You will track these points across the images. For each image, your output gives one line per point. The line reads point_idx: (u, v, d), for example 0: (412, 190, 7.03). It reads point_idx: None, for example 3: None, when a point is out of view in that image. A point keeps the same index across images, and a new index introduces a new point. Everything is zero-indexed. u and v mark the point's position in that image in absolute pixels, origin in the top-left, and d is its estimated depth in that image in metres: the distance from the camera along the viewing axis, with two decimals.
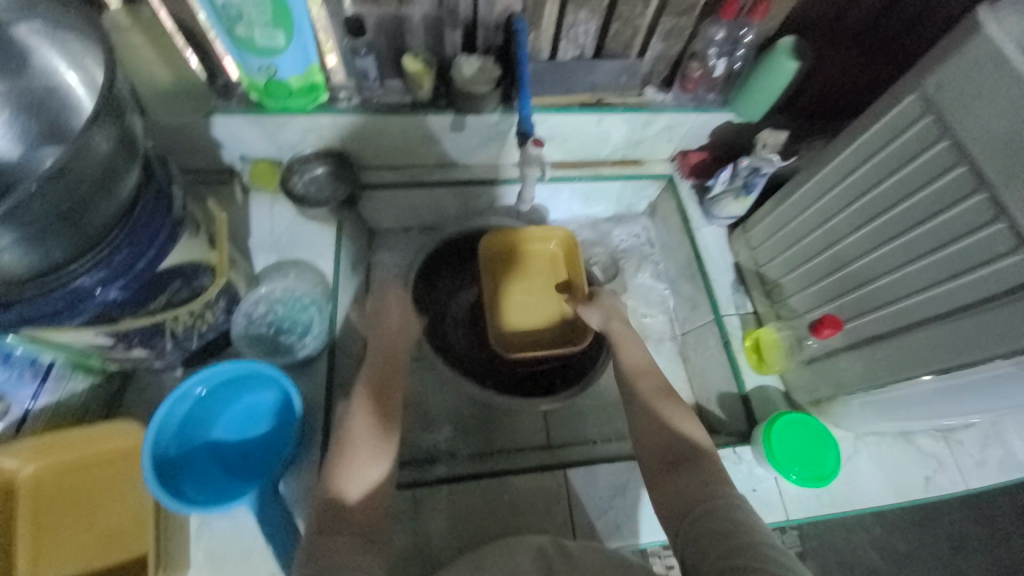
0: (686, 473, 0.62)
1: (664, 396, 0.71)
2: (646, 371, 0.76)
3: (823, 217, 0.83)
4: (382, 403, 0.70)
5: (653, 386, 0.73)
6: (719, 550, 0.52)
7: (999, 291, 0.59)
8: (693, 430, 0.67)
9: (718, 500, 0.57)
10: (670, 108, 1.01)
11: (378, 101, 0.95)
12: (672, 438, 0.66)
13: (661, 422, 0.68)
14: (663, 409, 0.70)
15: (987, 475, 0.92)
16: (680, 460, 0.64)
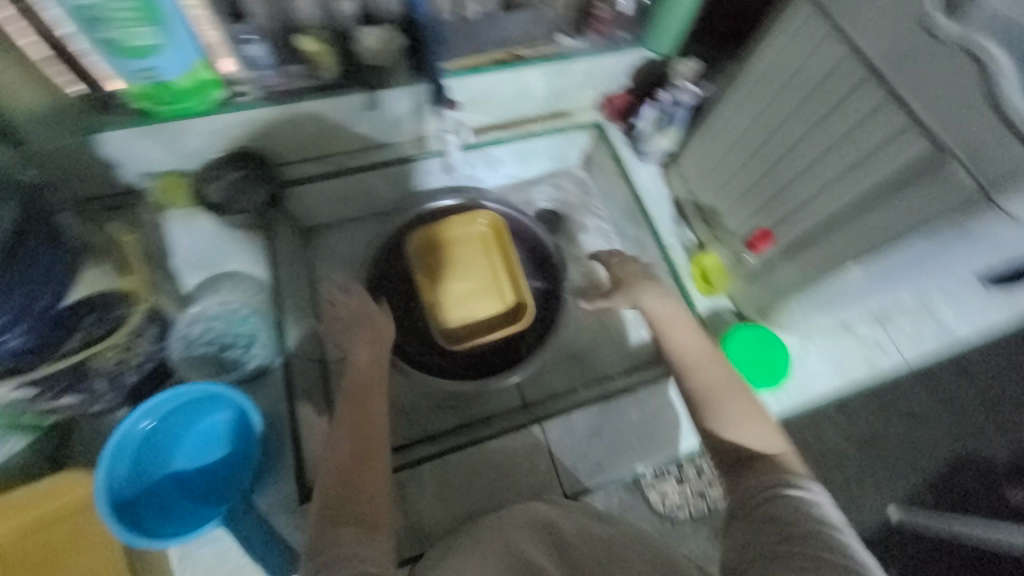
0: (746, 467, 0.57)
1: (727, 393, 0.64)
2: (703, 358, 0.68)
3: (742, 138, 0.86)
4: (364, 408, 0.68)
5: (708, 378, 0.66)
6: (773, 539, 0.48)
7: (901, 174, 0.62)
8: (763, 430, 0.60)
9: (782, 490, 0.52)
10: (586, 52, 1.00)
11: (283, 90, 0.88)
12: (733, 435, 0.61)
13: (719, 423, 0.62)
14: (721, 406, 0.63)
15: (922, 347, 1.01)
16: (743, 458, 0.58)
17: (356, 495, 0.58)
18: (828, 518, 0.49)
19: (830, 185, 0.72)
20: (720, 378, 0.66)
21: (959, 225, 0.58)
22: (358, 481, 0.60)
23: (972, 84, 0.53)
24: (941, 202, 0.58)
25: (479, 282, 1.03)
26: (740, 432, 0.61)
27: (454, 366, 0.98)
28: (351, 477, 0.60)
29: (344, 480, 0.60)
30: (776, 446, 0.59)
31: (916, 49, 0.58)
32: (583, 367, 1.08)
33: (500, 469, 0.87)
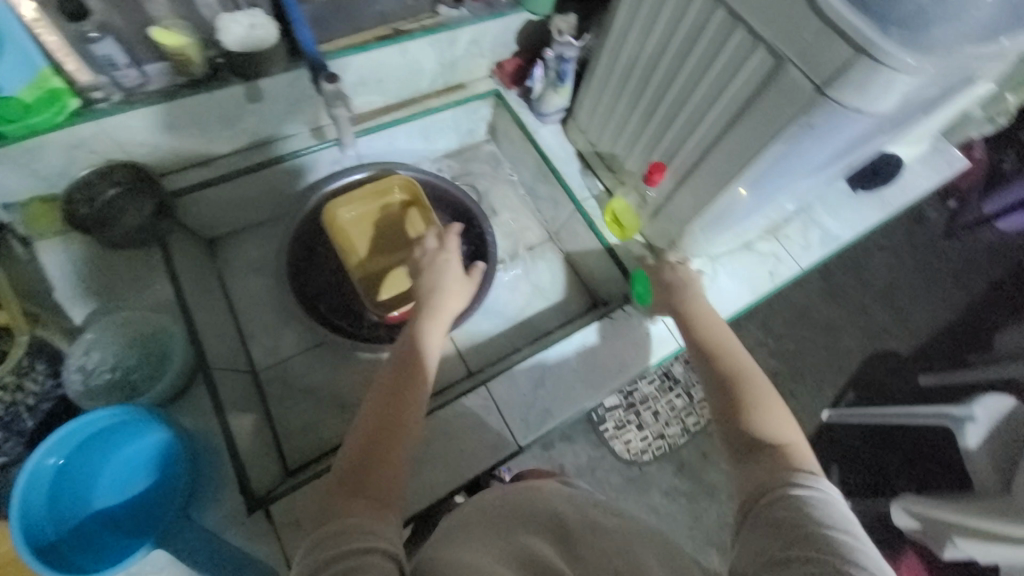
0: (766, 454, 0.60)
1: (761, 394, 0.67)
2: (731, 347, 0.73)
3: (625, 80, 0.91)
4: (417, 383, 0.69)
5: (738, 367, 0.70)
6: (792, 539, 0.48)
7: (757, 85, 0.68)
8: (785, 425, 0.64)
9: (794, 486, 0.54)
10: (468, 20, 1.00)
11: (145, 91, 0.82)
12: (761, 424, 0.64)
13: (750, 417, 0.64)
14: (755, 399, 0.66)
15: (814, 252, 1.12)
16: (762, 448, 0.61)
17: (370, 473, 0.58)
18: (836, 515, 0.50)
19: (704, 109, 0.77)
20: (748, 372, 0.69)
21: (806, 121, 0.64)
22: (377, 459, 0.60)
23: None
24: (790, 105, 0.64)
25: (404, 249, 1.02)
26: (766, 424, 0.64)
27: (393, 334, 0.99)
28: (374, 453, 0.60)
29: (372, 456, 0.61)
30: (793, 439, 0.62)
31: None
32: (522, 327, 1.12)
33: (451, 437, 0.87)
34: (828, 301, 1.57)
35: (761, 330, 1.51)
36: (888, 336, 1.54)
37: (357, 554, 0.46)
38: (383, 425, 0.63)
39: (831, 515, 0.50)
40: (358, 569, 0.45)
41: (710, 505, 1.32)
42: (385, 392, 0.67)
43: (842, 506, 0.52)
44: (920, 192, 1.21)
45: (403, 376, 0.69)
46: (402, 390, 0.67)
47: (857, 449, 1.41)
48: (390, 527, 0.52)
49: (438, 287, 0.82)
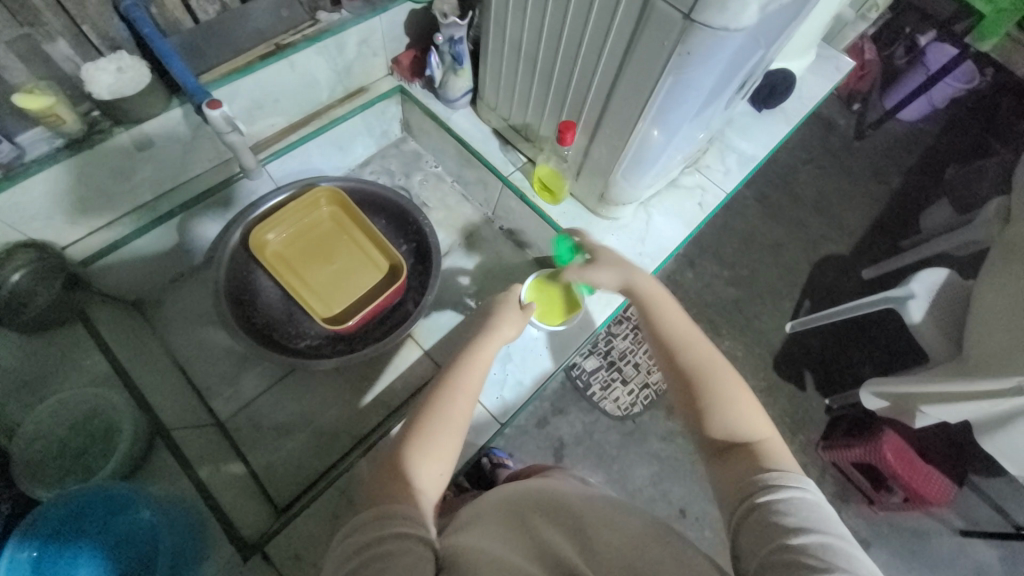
0: (737, 455, 0.59)
1: (729, 387, 0.66)
2: (691, 338, 0.72)
3: (517, 47, 0.92)
4: (470, 389, 0.72)
5: (702, 361, 0.69)
6: (775, 544, 0.47)
7: (632, 25, 0.70)
8: (755, 418, 0.63)
9: (771, 489, 0.52)
10: (351, 20, 0.98)
11: (25, 161, 0.77)
12: (729, 422, 0.63)
13: (716, 416, 0.64)
14: (717, 396, 0.65)
15: (735, 176, 1.17)
16: (733, 447, 0.61)
17: (413, 466, 0.62)
18: (821, 517, 0.48)
19: (593, 60, 0.80)
20: (712, 366, 0.69)
21: (685, 49, 0.67)
22: (420, 455, 0.64)
23: None
24: (667, 37, 0.67)
25: (347, 260, 1.02)
26: (734, 421, 0.63)
27: (353, 345, 0.98)
28: (410, 462, 0.62)
29: (410, 449, 0.64)
30: (763, 433, 0.62)
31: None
32: None
33: None
34: (766, 222, 1.65)
35: (715, 263, 1.58)
36: (828, 241, 1.64)
37: (377, 543, 0.49)
38: (439, 418, 0.67)
39: (814, 516, 0.48)
40: (393, 552, 0.48)
41: None
42: (450, 389, 0.71)
43: (827, 506, 0.50)
44: (816, 99, 1.29)
45: (461, 377, 0.73)
46: (456, 394, 0.71)
47: (823, 352, 1.50)
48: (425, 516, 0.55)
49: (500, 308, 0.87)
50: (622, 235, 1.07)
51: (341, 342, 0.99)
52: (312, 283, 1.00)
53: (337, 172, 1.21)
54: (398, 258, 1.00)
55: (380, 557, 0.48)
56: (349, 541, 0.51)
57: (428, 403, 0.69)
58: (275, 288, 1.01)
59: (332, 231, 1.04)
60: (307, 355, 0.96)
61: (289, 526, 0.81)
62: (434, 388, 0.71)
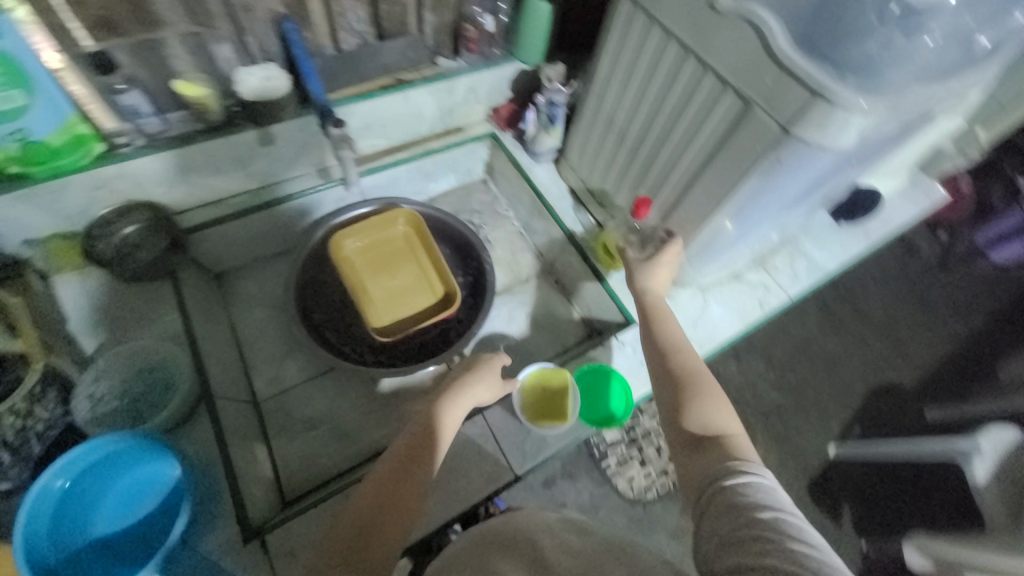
0: (708, 445, 0.61)
1: (704, 381, 0.70)
2: (681, 345, 0.77)
3: (610, 120, 0.98)
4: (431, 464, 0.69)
5: (687, 363, 0.73)
6: (738, 523, 0.50)
7: (728, 127, 0.74)
8: (726, 416, 0.66)
9: (736, 474, 0.55)
10: (465, 70, 1.09)
11: (168, 136, 0.89)
12: (701, 413, 0.66)
13: (691, 409, 0.67)
14: (696, 392, 0.69)
15: (802, 282, 1.15)
16: (704, 438, 0.63)
17: (378, 542, 0.61)
18: (778, 499, 0.51)
19: (682, 147, 0.83)
20: (694, 368, 0.73)
21: (776, 157, 0.69)
22: (376, 533, 0.62)
23: (752, 46, 0.65)
24: (761, 143, 0.69)
25: (409, 279, 1.07)
26: (708, 415, 0.66)
27: (394, 358, 1.02)
28: (368, 534, 0.62)
29: (391, 491, 0.66)
30: (733, 428, 0.64)
31: (702, 20, 0.70)
32: (520, 357, 1.14)
33: (453, 468, 0.90)
34: (827, 333, 1.58)
35: (763, 366, 1.51)
36: (889, 369, 1.54)
37: None
38: (398, 496, 0.65)
39: (773, 496, 0.51)
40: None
41: None
42: (406, 462, 0.68)
43: (783, 490, 0.53)
44: (900, 222, 1.26)
45: (420, 454, 0.69)
46: (419, 463, 0.68)
47: (865, 487, 1.38)
48: None
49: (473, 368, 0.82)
50: (676, 315, 1.07)
51: (382, 353, 1.03)
52: (372, 293, 1.06)
53: (418, 197, 1.29)
54: (454, 285, 1.03)
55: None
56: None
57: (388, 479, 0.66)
58: (337, 291, 1.07)
59: (402, 253, 1.10)
60: (349, 358, 1.00)
61: (291, 522, 0.76)
62: (390, 458, 0.69)
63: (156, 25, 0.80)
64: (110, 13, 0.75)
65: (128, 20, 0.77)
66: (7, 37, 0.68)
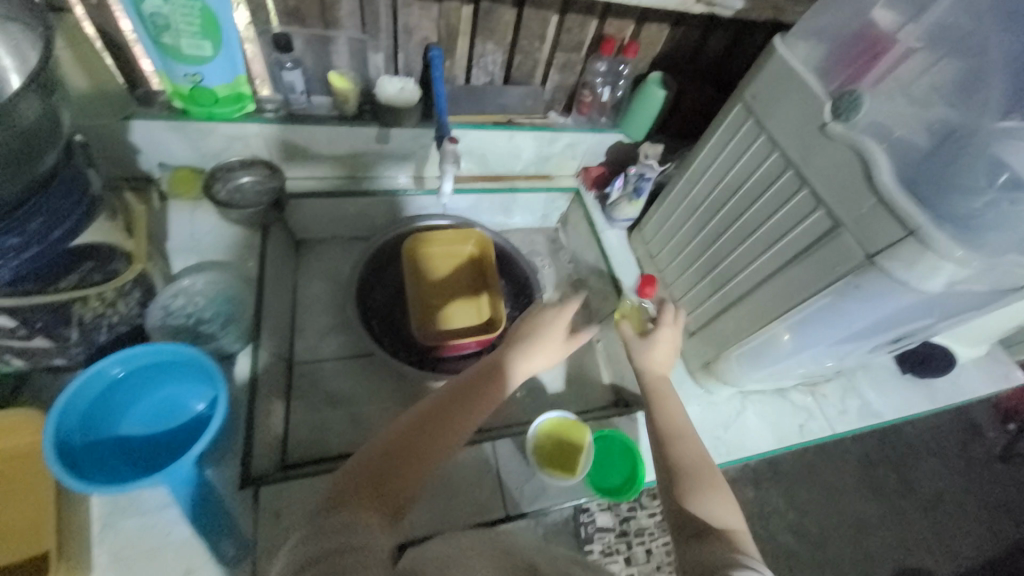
0: (710, 538, 0.60)
1: (704, 472, 0.70)
2: (684, 432, 0.75)
3: (694, 207, 1.01)
4: (473, 418, 0.70)
5: (688, 455, 0.72)
6: None
7: (811, 241, 0.75)
8: (728, 510, 0.66)
9: (739, 565, 0.53)
10: (571, 127, 1.18)
11: (304, 113, 1.02)
12: (702, 506, 0.65)
13: (694, 499, 0.66)
14: (699, 483, 0.68)
15: (850, 420, 1.09)
16: (706, 529, 0.62)
17: (394, 487, 0.61)
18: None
19: (758, 247, 0.85)
20: (694, 458, 0.72)
21: (854, 281, 0.70)
22: (392, 478, 0.62)
23: (855, 174, 0.68)
24: (842, 264, 0.70)
25: (464, 297, 1.14)
26: (712, 507, 0.65)
27: (425, 363, 1.05)
28: (389, 470, 0.62)
29: (424, 430, 0.67)
30: (735, 526, 0.64)
31: (810, 138, 0.75)
32: (541, 403, 1.13)
33: (451, 486, 0.90)
34: (865, 489, 1.45)
35: (785, 502, 1.40)
36: (924, 552, 1.39)
37: (349, 553, 0.50)
38: (431, 441, 0.66)
39: None
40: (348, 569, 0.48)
41: None
42: (451, 410, 0.69)
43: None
44: (971, 394, 1.18)
45: (468, 407, 0.71)
46: (447, 428, 0.68)
47: None
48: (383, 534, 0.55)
49: (539, 334, 0.83)
50: (709, 410, 1.04)
51: (416, 355, 1.06)
52: (423, 298, 1.12)
53: (491, 226, 1.36)
54: (501, 313, 1.07)
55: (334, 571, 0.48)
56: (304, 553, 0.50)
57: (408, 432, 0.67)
58: (395, 287, 1.13)
59: (465, 272, 1.17)
60: (386, 350, 1.04)
61: (290, 480, 0.79)
62: (432, 401, 0.71)
63: (333, 25, 0.95)
64: (301, 6, 0.91)
65: (314, 16, 0.93)
66: None
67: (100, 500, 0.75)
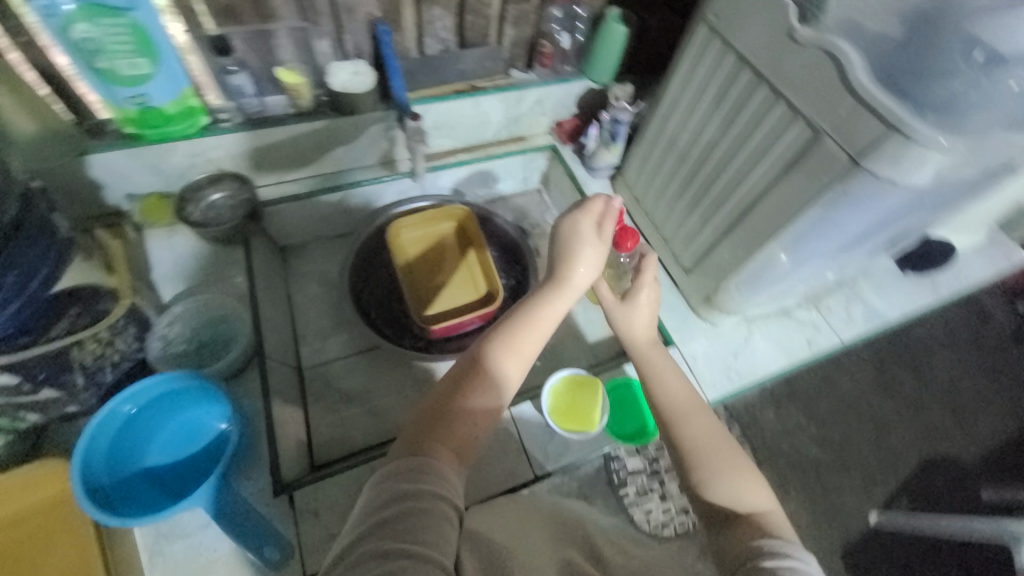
0: (740, 523, 0.62)
1: (717, 450, 0.68)
2: (691, 404, 0.72)
3: (673, 142, 0.99)
4: (526, 354, 0.67)
5: (698, 430, 0.70)
6: None
7: (793, 155, 0.74)
8: (749, 484, 0.66)
9: (772, 556, 0.55)
10: (535, 82, 1.14)
11: (260, 117, 0.99)
12: (722, 487, 0.65)
13: (715, 485, 0.66)
14: (715, 466, 0.67)
15: (856, 327, 1.10)
16: (734, 515, 0.63)
17: (449, 432, 0.60)
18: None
19: (742, 171, 0.84)
20: (705, 433, 0.70)
21: (841, 188, 0.68)
22: (449, 423, 0.61)
23: (829, 78, 0.65)
24: (827, 173, 0.69)
25: (456, 276, 1.13)
26: (734, 488, 0.65)
27: (431, 346, 1.06)
28: (442, 418, 0.61)
29: (475, 373, 0.65)
30: (767, 506, 0.64)
31: (779, 48, 0.71)
32: (552, 364, 1.14)
33: (479, 458, 0.92)
34: (881, 391, 1.47)
35: (806, 417, 1.42)
36: (946, 440, 1.43)
37: (414, 513, 0.50)
38: (483, 383, 0.64)
39: None
40: (424, 512, 0.50)
41: None
42: (498, 350, 0.66)
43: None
44: (974, 280, 1.18)
45: (517, 342, 0.67)
46: (495, 369, 0.65)
47: (909, 561, 1.28)
48: (451, 484, 0.55)
49: (571, 254, 0.74)
50: (716, 342, 1.05)
51: (421, 340, 1.07)
52: (416, 283, 1.12)
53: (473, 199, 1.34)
54: (497, 285, 1.06)
55: (409, 514, 0.50)
56: (378, 494, 0.52)
57: (458, 383, 0.64)
58: (387, 276, 1.12)
59: (452, 251, 1.16)
60: (391, 339, 1.05)
61: (320, 480, 0.81)
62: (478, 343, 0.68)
63: (269, 17, 0.90)
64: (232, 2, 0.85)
65: (249, 12, 0.88)
66: (140, 9, 0.77)
67: (141, 531, 0.77)
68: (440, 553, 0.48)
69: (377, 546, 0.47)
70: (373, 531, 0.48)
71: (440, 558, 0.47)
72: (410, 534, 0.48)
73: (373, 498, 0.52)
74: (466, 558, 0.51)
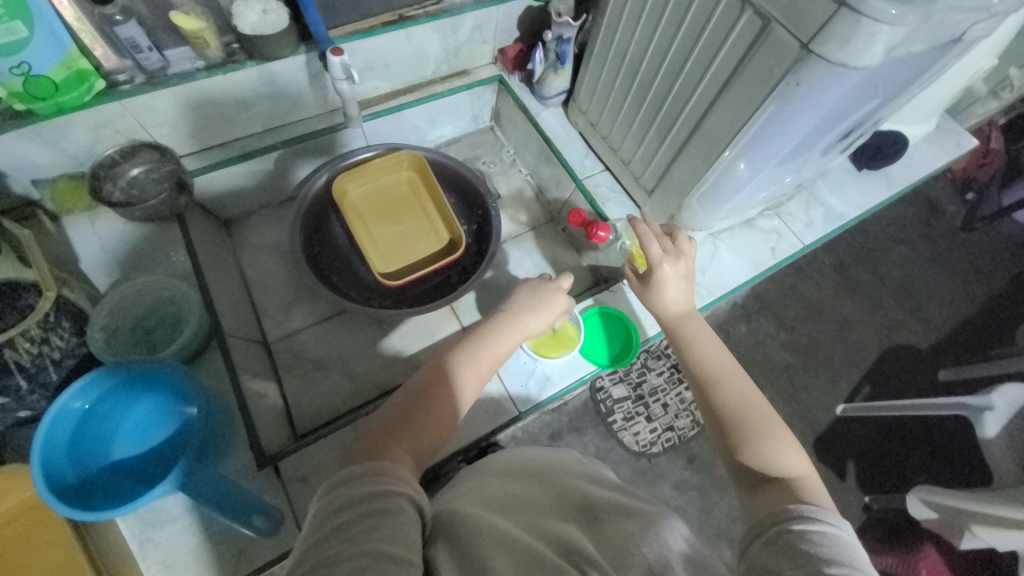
0: (772, 487, 0.59)
1: (757, 413, 0.67)
2: (727, 367, 0.72)
3: (622, 55, 0.93)
4: (483, 369, 0.71)
5: (741, 393, 0.69)
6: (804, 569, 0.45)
7: (744, 50, 0.70)
8: (785, 450, 0.63)
9: (803, 519, 0.50)
10: (471, 5, 1.03)
11: (166, 74, 0.87)
12: (757, 452, 0.63)
13: (751, 449, 0.64)
14: (755, 431, 0.65)
15: (816, 229, 1.12)
16: (766, 481, 0.60)
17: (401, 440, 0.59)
18: (856, 556, 0.46)
19: (692, 77, 0.80)
20: (743, 398, 0.69)
21: (793, 80, 0.66)
22: (400, 435, 0.60)
23: None
24: (779, 64, 0.66)
25: (416, 225, 1.07)
26: (773, 454, 0.63)
27: (399, 299, 1.04)
28: (397, 431, 0.60)
29: (437, 387, 0.66)
30: (801, 472, 0.61)
31: None
32: None
33: None
34: (841, 291, 1.54)
35: (774, 323, 1.49)
36: (905, 329, 1.51)
37: (369, 514, 0.44)
38: (442, 401, 0.64)
39: (848, 552, 0.46)
40: (392, 511, 0.45)
41: (722, 497, 1.19)
42: (461, 365, 0.69)
43: (861, 549, 0.48)
44: (926, 170, 1.20)
45: (479, 361, 0.71)
46: (446, 390, 0.65)
47: (875, 444, 1.38)
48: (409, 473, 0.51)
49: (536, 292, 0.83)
50: None
51: (390, 296, 1.04)
52: (375, 236, 1.05)
53: (424, 144, 1.28)
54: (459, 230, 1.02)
55: (376, 515, 0.44)
56: (335, 496, 0.46)
57: (421, 396, 0.64)
58: (344, 234, 1.08)
59: (408, 201, 1.09)
60: (357, 300, 1.02)
61: (303, 450, 0.80)
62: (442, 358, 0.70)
63: None
64: None
65: None
66: None
67: (126, 522, 0.75)
68: (410, 552, 0.42)
69: (336, 550, 0.41)
70: (327, 538, 0.43)
71: (410, 556, 0.42)
72: (368, 532, 0.42)
73: (329, 501, 0.46)
74: (442, 552, 0.48)
